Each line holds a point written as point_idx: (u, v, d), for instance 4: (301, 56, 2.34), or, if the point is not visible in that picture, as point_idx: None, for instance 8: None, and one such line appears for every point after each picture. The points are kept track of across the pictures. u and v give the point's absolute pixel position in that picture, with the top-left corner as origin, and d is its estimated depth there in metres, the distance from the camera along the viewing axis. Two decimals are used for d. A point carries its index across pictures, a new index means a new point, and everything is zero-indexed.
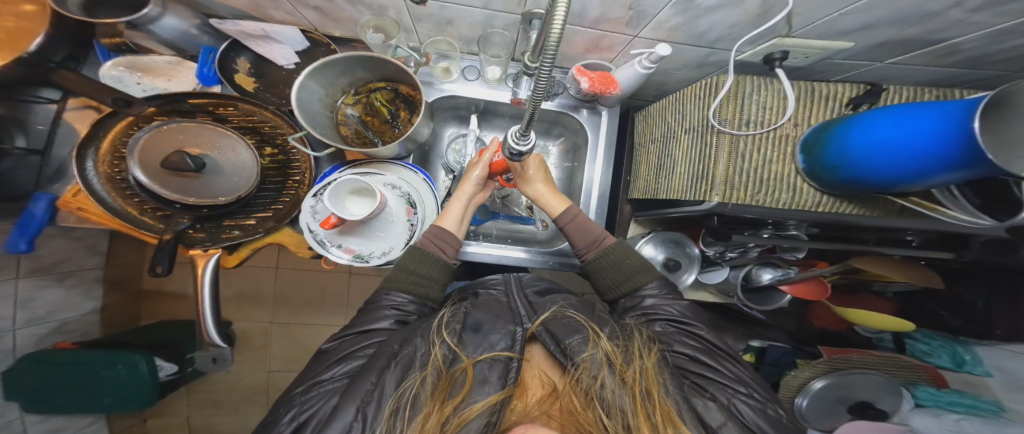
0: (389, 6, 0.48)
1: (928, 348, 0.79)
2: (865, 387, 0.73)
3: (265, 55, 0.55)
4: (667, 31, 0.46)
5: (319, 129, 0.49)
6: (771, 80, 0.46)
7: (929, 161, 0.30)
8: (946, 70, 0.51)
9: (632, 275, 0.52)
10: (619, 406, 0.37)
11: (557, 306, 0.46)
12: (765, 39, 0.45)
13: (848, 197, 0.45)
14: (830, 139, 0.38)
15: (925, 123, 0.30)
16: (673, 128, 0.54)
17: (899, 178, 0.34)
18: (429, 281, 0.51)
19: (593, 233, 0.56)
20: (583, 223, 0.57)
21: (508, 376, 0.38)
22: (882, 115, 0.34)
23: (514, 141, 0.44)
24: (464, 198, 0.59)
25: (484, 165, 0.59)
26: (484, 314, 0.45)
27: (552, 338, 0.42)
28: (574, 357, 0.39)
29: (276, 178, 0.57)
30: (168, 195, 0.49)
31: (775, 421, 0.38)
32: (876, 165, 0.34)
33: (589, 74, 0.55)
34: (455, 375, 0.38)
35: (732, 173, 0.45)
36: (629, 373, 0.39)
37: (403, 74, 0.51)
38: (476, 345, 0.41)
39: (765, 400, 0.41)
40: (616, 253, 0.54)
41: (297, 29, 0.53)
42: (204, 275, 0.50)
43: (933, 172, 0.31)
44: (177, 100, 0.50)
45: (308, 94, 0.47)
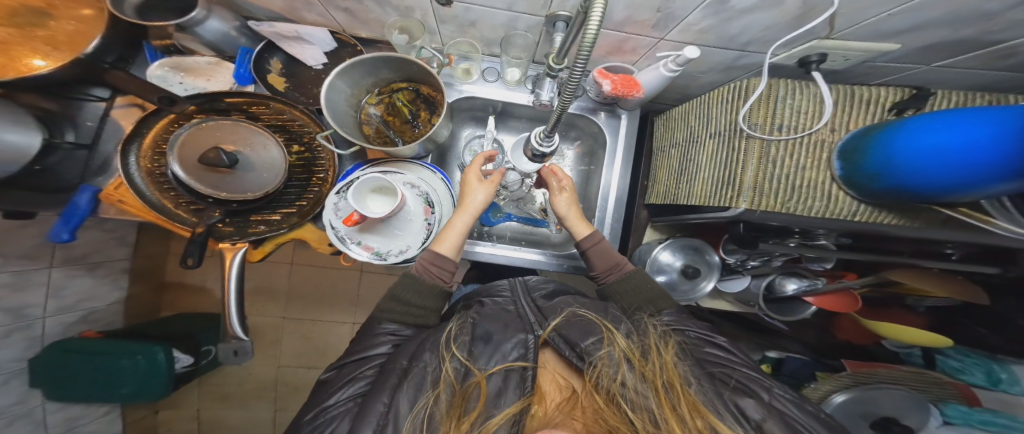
0: (416, 8, 0.48)
1: (960, 365, 0.74)
2: (890, 402, 0.70)
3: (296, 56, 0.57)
4: (696, 34, 0.45)
5: (345, 128, 0.50)
6: (807, 83, 0.44)
7: (984, 169, 0.28)
8: (999, 74, 0.48)
9: (655, 299, 0.54)
10: (643, 407, 0.36)
11: (570, 308, 0.46)
12: (801, 41, 0.44)
13: (886, 206, 0.43)
14: (876, 145, 0.36)
15: (985, 128, 0.28)
16: (698, 131, 0.53)
17: (950, 188, 0.32)
18: (423, 311, 0.50)
19: (612, 259, 0.57)
20: (605, 247, 0.58)
21: (526, 385, 0.38)
22: (934, 121, 0.32)
23: (538, 142, 0.45)
24: (464, 223, 0.55)
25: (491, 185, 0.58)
26: (492, 324, 0.45)
27: (565, 343, 0.41)
28: (590, 356, 0.38)
29: (301, 175, 0.59)
30: (200, 189, 0.51)
31: (817, 416, 0.36)
32: (922, 173, 0.32)
33: (611, 77, 0.55)
34: (469, 390, 0.38)
35: (762, 180, 0.43)
36: (647, 369, 0.39)
37: (426, 75, 0.52)
38: (489, 356, 0.41)
39: (797, 396, 0.39)
40: (634, 278, 0.55)
41: (327, 31, 0.54)
42: (231, 267, 0.53)
43: (988, 182, 0.29)
44: (214, 99, 0.52)
45: (336, 94, 0.48)
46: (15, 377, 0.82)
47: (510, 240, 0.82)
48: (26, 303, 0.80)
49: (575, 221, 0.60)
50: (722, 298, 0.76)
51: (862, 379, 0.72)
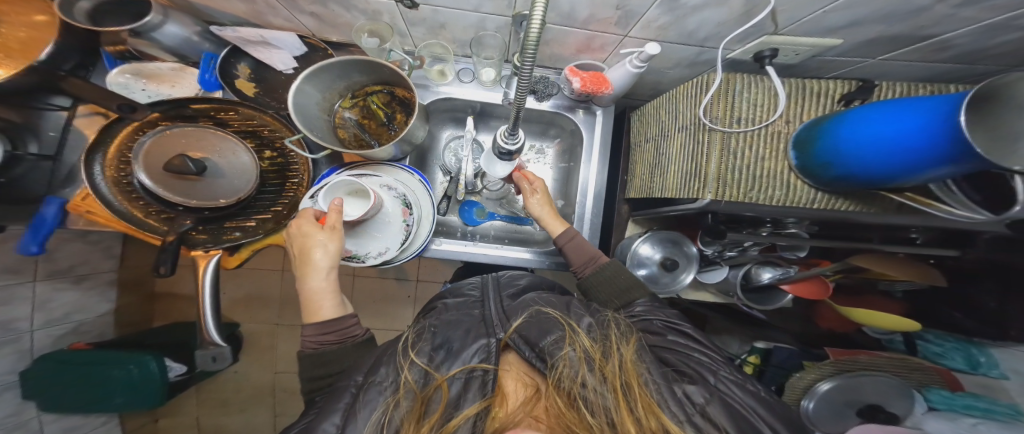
0: (382, 11, 0.49)
1: (941, 349, 0.76)
2: (875, 391, 0.72)
3: (265, 61, 0.57)
4: (657, 30, 0.46)
5: (318, 133, 0.50)
6: (761, 77, 0.46)
7: (920, 155, 0.29)
8: (940, 66, 0.51)
9: (626, 290, 0.56)
10: (599, 403, 0.37)
11: (534, 306, 0.47)
12: (753, 37, 0.45)
13: (844, 194, 0.45)
14: (831, 135, 0.37)
15: (919, 116, 0.29)
16: (667, 126, 0.54)
17: (890, 174, 0.33)
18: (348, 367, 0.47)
19: (588, 253, 0.60)
20: (580, 243, 0.61)
21: (486, 387, 0.39)
22: (872, 112, 0.34)
23: (503, 141, 0.46)
24: (325, 283, 0.49)
25: (328, 231, 0.48)
26: (453, 331, 0.44)
27: (526, 344, 0.42)
28: (551, 356, 0.39)
29: (276, 180, 0.59)
30: (171, 198, 0.50)
31: (757, 395, 0.39)
32: (866, 162, 0.34)
33: (581, 74, 0.56)
34: (430, 393, 0.39)
35: (724, 171, 0.45)
36: (608, 369, 0.39)
37: (399, 78, 0.52)
38: (450, 363, 0.41)
39: (740, 376, 0.41)
40: (609, 269, 0.58)
41: (295, 35, 0.54)
42: (205, 276, 0.52)
43: (922, 169, 0.30)
44: (181, 106, 0.52)
45: (306, 99, 0.48)
46: (7, 389, 0.80)
47: (494, 239, 0.81)
48: (12, 317, 0.78)
49: (550, 220, 0.63)
50: (705, 290, 0.77)
51: (845, 366, 0.74)
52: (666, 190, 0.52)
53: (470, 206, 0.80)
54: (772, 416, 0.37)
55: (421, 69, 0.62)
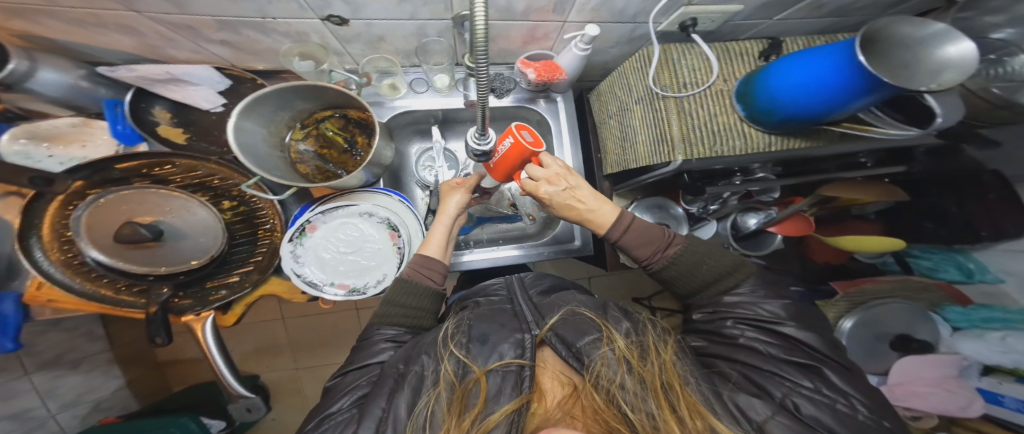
0: (308, 31, 0.47)
1: (932, 263, 0.78)
2: (897, 317, 0.74)
3: (191, 104, 0.53)
4: (591, 11, 0.46)
5: (274, 172, 0.45)
6: (691, 45, 0.49)
7: (833, 97, 0.32)
8: (821, 22, 0.55)
9: (716, 280, 0.46)
10: (639, 407, 0.37)
11: (569, 306, 0.49)
12: (672, 9, 0.46)
13: (793, 133, 0.45)
14: (755, 90, 0.40)
15: (817, 64, 0.32)
16: (625, 101, 0.56)
17: (823, 113, 0.34)
18: (418, 311, 0.51)
19: (658, 239, 0.48)
20: (643, 228, 0.49)
21: (523, 384, 0.40)
22: (792, 63, 0.35)
23: (475, 141, 0.45)
24: (444, 225, 0.55)
25: (466, 189, 0.56)
26: (487, 325, 0.47)
27: (561, 342, 0.44)
28: (587, 358, 0.41)
29: (245, 230, 0.58)
30: (137, 269, 0.49)
31: (846, 421, 0.35)
32: (799, 105, 0.35)
33: (533, 65, 0.56)
34: (468, 386, 0.40)
35: (688, 131, 0.45)
36: (646, 371, 0.40)
37: (348, 97, 0.47)
38: (486, 356, 0.43)
39: (838, 393, 0.38)
40: (691, 257, 0.47)
41: (211, 67, 0.52)
42: (205, 338, 0.51)
43: (847, 102, 0.32)
44: (104, 168, 0.47)
45: (251, 136, 0.42)
46: None
47: (489, 242, 0.81)
48: (25, 408, 0.74)
49: (596, 208, 0.50)
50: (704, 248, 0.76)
51: (857, 298, 0.77)
52: (640, 159, 0.53)
53: None
54: (840, 425, 0.35)
55: (371, 87, 0.60)
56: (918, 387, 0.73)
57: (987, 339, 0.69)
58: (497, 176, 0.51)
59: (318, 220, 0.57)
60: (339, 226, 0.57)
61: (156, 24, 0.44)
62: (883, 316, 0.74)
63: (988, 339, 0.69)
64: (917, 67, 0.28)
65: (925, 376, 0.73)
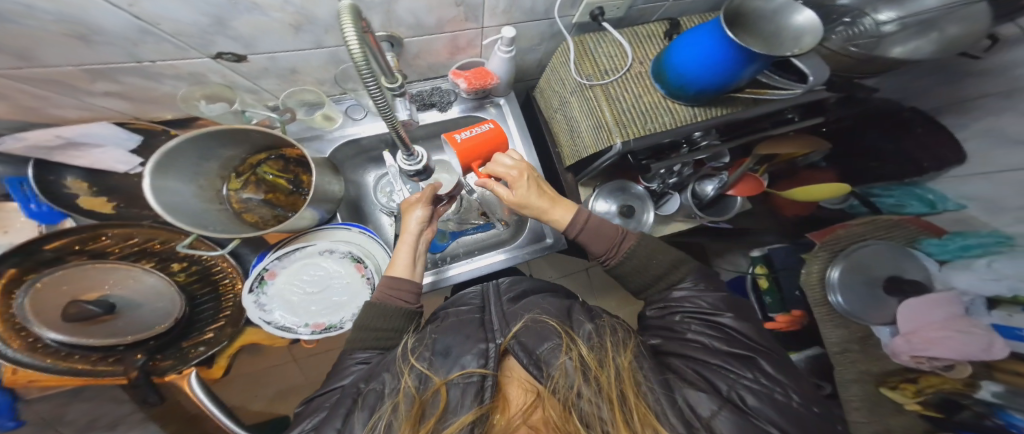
0: (202, 71, 0.44)
1: (895, 199, 0.70)
2: (879, 260, 0.67)
3: (101, 167, 0.52)
4: (504, 14, 0.47)
5: (215, 230, 0.42)
6: (604, 34, 0.51)
7: (728, 69, 0.36)
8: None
9: (665, 273, 0.51)
10: (595, 411, 0.35)
11: (532, 314, 0.49)
12: (578, 2, 0.48)
13: (712, 103, 0.46)
14: (661, 72, 0.44)
15: (701, 42, 0.36)
16: (562, 95, 0.57)
17: (727, 82, 0.38)
18: (391, 332, 0.48)
19: (610, 236, 0.53)
20: (597, 225, 0.53)
21: (484, 394, 0.38)
22: (685, 44, 0.38)
23: (405, 163, 0.43)
24: (410, 241, 0.53)
25: (423, 203, 0.52)
26: (452, 338, 0.46)
27: (523, 350, 0.43)
28: (546, 366, 0.39)
29: (204, 288, 0.57)
30: (103, 343, 0.50)
31: (780, 406, 0.37)
32: (706, 78, 0.38)
33: (463, 75, 0.56)
34: (428, 398, 0.38)
35: (620, 115, 0.45)
36: (603, 377, 0.37)
37: (276, 138, 0.45)
38: (448, 367, 0.41)
39: (773, 382, 0.40)
40: (641, 251, 0.51)
41: (111, 123, 0.50)
42: (194, 393, 0.52)
43: (742, 70, 0.35)
44: (32, 251, 0.45)
45: (176, 195, 0.38)
46: None
47: (466, 255, 0.79)
48: None
49: (556, 207, 0.54)
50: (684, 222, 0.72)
51: (836, 245, 0.70)
52: (588, 147, 0.52)
53: None
54: (780, 417, 0.36)
55: (301, 122, 0.55)
56: (934, 332, 0.56)
57: (976, 269, 0.57)
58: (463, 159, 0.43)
59: (276, 267, 0.56)
60: (300, 268, 0.57)
61: (15, 82, 0.38)
62: (863, 259, 0.67)
63: (977, 270, 0.57)
64: (781, 35, 0.33)
65: (930, 322, 0.58)
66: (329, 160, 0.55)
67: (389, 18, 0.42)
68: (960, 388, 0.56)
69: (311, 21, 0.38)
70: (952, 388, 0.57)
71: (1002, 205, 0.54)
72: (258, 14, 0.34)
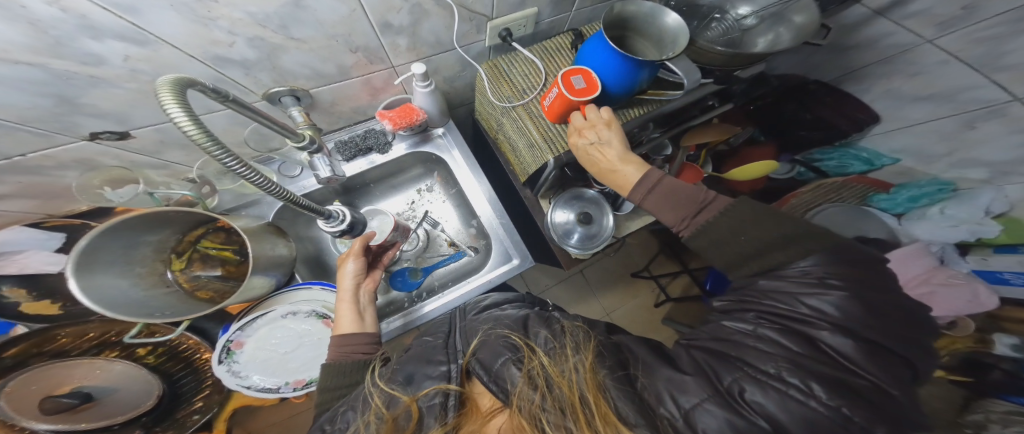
0: (94, 156, 0.45)
1: (837, 162, 0.77)
2: (841, 222, 0.73)
3: (33, 271, 0.50)
4: (410, 51, 0.47)
5: (160, 312, 0.42)
6: (516, 54, 0.50)
7: (627, 76, 0.36)
8: None
9: (760, 252, 0.33)
10: (558, 426, 0.27)
11: (501, 328, 0.40)
12: (479, 28, 0.47)
13: (632, 102, 0.44)
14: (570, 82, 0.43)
15: (596, 52, 0.36)
16: (495, 117, 0.55)
17: (630, 90, 0.38)
18: (345, 384, 0.45)
19: (689, 202, 0.38)
20: (671, 190, 0.40)
21: (447, 412, 0.33)
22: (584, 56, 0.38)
23: (325, 224, 0.44)
24: (350, 298, 0.52)
25: (355, 256, 0.53)
26: (414, 363, 0.40)
27: (482, 367, 0.35)
28: (505, 383, 0.32)
29: (177, 364, 0.59)
30: (103, 424, 0.50)
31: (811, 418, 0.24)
32: (611, 88, 0.37)
33: (388, 115, 0.55)
34: (399, 413, 0.33)
35: (547, 132, 0.45)
36: (562, 380, 0.30)
37: (199, 211, 0.45)
38: (416, 385, 0.37)
39: (821, 385, 0.25)
40: (723, 225, 0.36)
41: (22, 227, 0.50)
42: None
43: (639, 75, 0.36)
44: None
45: (113, 289, 0.38)
46: None
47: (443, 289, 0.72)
48: None
49: (621, 167, 0.41)
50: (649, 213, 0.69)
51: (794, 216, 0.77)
52: (528, 167, 0.51)
53: (401, 273, 0.69)
54: (790, 421, 0.24)
55: (232, 190, 0.55)
56: (920, 289, 0.62)
57: (930, 217, 0.63)
58: (554, 119, 0.43)
59: (241, 336, 0.56)
60: (266, 333, 0.57)
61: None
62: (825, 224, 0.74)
63: (932, 218, 0.63)
64: (665, 39, 0.36)
65: (909, 276, 0.63)
66: (273, 223, 0.55)
67: (281, 73, 0.42)
68: (973, 345, 0.60)
69: None
70: (965, 347, 0.62)
71: (932, 154, 0.61)
72: (107, 86, 0.34)
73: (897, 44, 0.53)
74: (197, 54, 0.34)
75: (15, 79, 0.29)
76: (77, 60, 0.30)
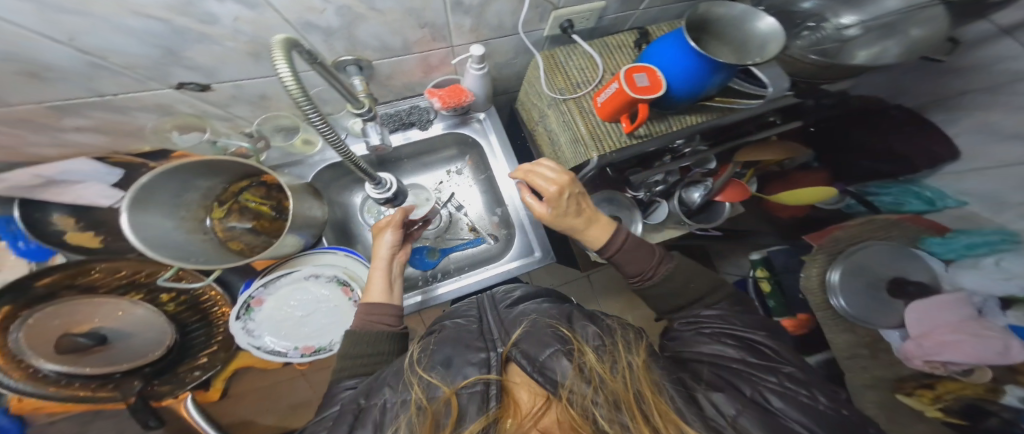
0: (170, 102, 0.45)
1: (892, 198, 0.70)
2: (878, 261, 0.70)
3: (85, 203, 0.53)
4: (472, 32, 0.47)
5: (197, 258, 0.41)
6: (574, 46, 0.50)
7: (698, 79, 0.36)
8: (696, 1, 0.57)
9: (704, 292, 0.45)
10: (613, 421, 0.27)
11: (542, 319, 0.40)
12: (545, 16, 0.47)
13: (691, 109, 0.44)
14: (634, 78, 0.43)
15: (667, 51, 0.36)
16: (540, 108, 0.56)
17: (695, 94, 0.38)
18: (376, 357, 0.46)
19: (648, 258, 0.45)
20: (634, 247, 0.46)
21: (488, 403, 0.31)
22: (653, 54, 0.38)
23: (374, 190, 0.45)
24: (384, 266, 0.53)
25: (393, 226, 0.53)
26: (452, 348, 0.39)
27: (525, 357, 0.33)
28: (552, 375, 0.31)
29: (194, 316, 0.57)
30: (101, 371, 0.51)
31: (815, 410, 0.30)
32: (677, 90, 0.37)
33: (438, 93, 0.56)
34: (439, 409, 0.32)
35: (594, 128, 0.45)
36: (615, 382, 0.30)
37: (250, 165, 0.45)
38: (453, 377, 0.35)
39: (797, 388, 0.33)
40: (680, 276, 0.45)
41: (90, 159, 0.52)
42: (190, 414, 0.57)
43: (710, 79, 0.36)
44: (23, 288, 0.46)
45: (158, 228, 0.38)
46: None
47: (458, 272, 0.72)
48: None
49: (594, 224, 0.46)
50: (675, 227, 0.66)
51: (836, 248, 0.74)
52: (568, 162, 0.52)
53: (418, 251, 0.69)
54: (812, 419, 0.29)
55: (279, 148, 0.55)
56: (946, 334, 0.58)
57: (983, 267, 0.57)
58: (605, 117, 0.42)
59: (262, 294, 0.56)
60: (286, 293, 0.57)
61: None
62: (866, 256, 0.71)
63: (984, 268, 0.57)
64: (749, 44, 0.37)
65: (943, 324, 0.60)
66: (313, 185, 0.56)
67: (352, 41, 0.42)
68: (981, 392, 0.56)
69: (268, 49, 0.38)
70: (974, 394, 0.58)
71: (1006, 200, 0.52)
72: (211, 44, 0.35)
73: (1012, 71, 0.46)
74: (292, 19, 0.35)
75: (141, 31, 0.30)
76: (197, 17, 0.30)
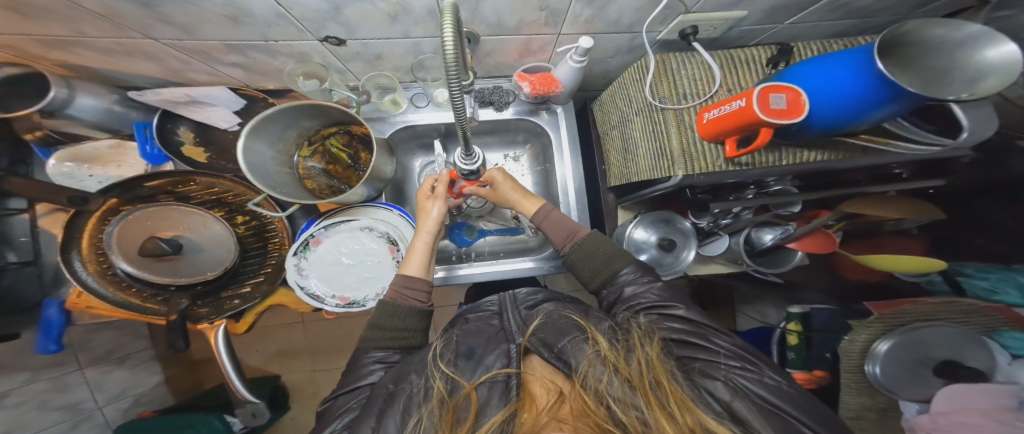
0: (310, 52, 0.47)
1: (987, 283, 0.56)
2: (940, 342, 0.54)
3: (211, 123, 0.57)
4: (585, 23, 0.47)
5: (281, 190, 0.44)
6: (693, 54, 0.49)
7: (854, 106, 0.32)
8: (838, 24, 0.56)
9: (607, 262, 0.48)
10: (629, 405, 0.29)
11: (553, 310, 0.42)
12: (670, 18, 0.47)
13: (808, 145, 0.43)
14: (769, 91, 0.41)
15: (829, 69, 0.33)
16: (625, 111, 0.56)
17: (841, 123, 0.34)
18: (407, 332, 0.46)
19: (569, 225, 0.51)
20: (558, 218, 0.53)
21: (510, 394, 0.33)
22: (810, 68, 0.35)
23: (462, 162, 0.45)
24: (427, 240, 0.52)
25: (440, 199, 0.53)
26: (476, 339, 0.41)
27: (545, 346, 0.36)
28: (571, 361, 0.33)
29: (256, 244, 0.61)
30: (158, 279, 0.52)
31: (786, 392, 0.32)
32: (823, 113, 0.34)
33: (529, 78, 0.56)
34: (460, 402, 0.34)
35: (687, 145, 0.44)
36: (631, 373, 0.31)
37: (349, 115, 0.47)
38: (473, 370, 0.37)
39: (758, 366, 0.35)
40: (589, 242, 0.49)
41: (226, 88, 0.55)
42: (218, 344, 0.53)
43: (869, 111, 0.32)
44: (134, 186, 0.52)
45: (260, 159, 0.42)
46: None
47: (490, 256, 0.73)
48: (75, 400, 0.76)
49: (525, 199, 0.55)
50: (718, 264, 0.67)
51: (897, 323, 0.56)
52: (640, 172, 0.52)
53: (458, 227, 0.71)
54: (775, 395, 0.32)
55: (372, 104, 0.58)
56: (966, 416, 0.50)
57: None
58: (706, 135, 0.42)
59: (321, 235, 0.58)
60: (342, 239, 0.58)
61: (172, 49, 0.46)
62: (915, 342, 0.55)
63: None
64: (956, 74, 0.29)
65: (972, 409, 0.50)
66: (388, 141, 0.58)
67: (474, 15, 0.44)
68: None
69: (407, 12, 0.39)
70: None
71: None
72: (366, 2, 0.36)
73: None
74: None
75: None
76: None
